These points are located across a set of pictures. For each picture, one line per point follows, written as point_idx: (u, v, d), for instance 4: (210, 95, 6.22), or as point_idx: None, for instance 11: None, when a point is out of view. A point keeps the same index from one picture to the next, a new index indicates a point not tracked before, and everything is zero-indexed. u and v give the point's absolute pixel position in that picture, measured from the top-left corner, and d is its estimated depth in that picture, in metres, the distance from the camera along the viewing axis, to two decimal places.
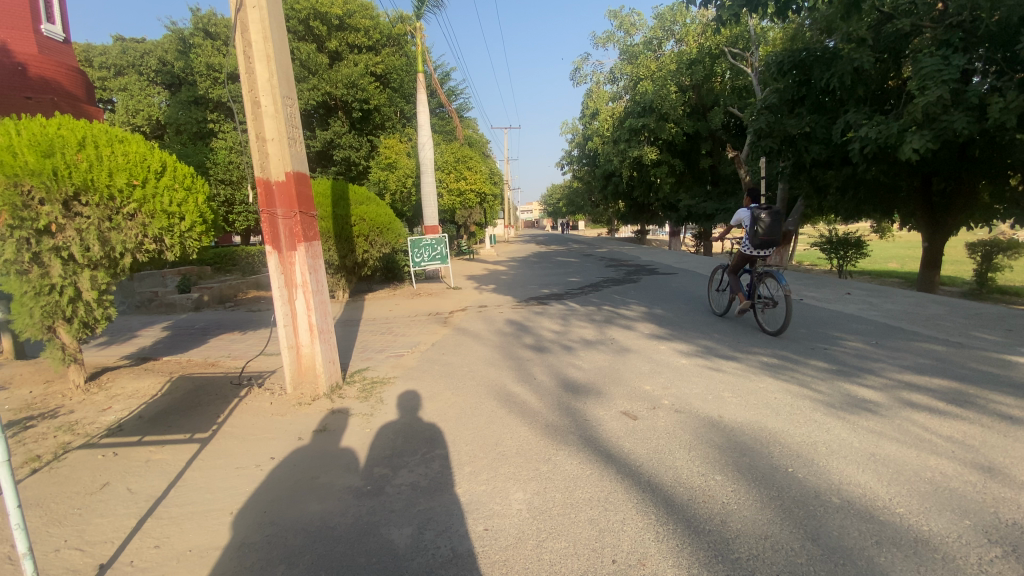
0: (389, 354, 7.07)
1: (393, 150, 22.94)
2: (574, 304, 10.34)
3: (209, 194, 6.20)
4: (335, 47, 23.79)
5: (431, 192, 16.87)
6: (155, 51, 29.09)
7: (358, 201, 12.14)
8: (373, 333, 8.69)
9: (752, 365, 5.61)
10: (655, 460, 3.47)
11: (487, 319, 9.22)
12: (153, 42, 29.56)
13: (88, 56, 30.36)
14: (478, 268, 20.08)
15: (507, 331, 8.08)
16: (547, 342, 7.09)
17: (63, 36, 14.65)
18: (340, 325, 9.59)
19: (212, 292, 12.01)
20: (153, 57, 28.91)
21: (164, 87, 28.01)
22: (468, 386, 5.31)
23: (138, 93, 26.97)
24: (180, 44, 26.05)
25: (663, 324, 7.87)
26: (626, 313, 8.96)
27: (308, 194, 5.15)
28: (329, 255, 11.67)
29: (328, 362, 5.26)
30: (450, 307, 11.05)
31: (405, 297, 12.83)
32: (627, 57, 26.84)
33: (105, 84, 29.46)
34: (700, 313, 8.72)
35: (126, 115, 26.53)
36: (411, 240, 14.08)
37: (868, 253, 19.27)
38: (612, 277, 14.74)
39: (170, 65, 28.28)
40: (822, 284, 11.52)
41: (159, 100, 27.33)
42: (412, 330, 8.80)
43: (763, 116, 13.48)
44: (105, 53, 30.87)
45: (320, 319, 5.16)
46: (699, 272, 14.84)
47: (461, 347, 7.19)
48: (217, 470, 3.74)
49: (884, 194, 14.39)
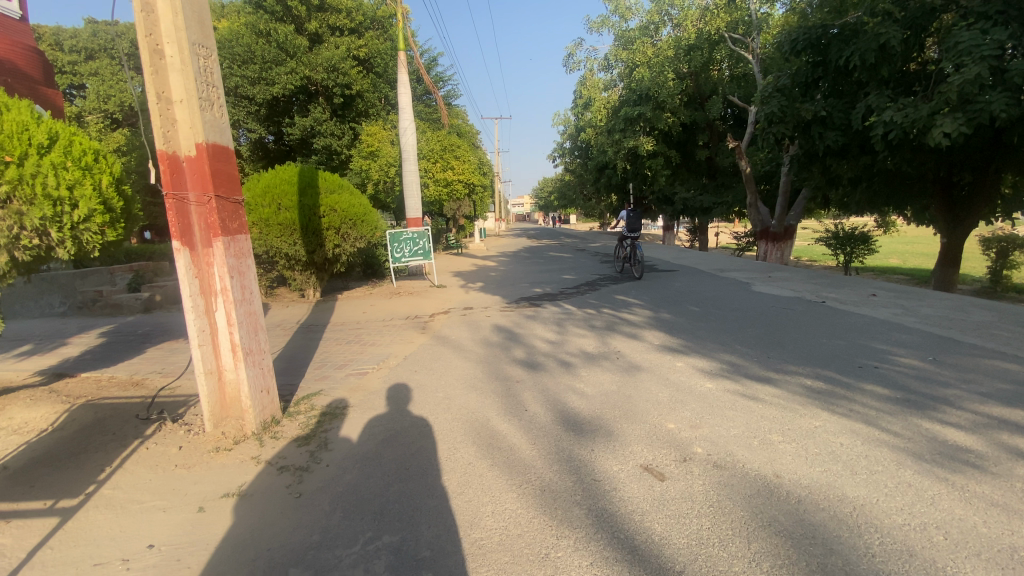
0: (349, 371, 5.90)
1: (376, 137, 21.66)
2: (570, 306, 9.22)
3: (118, 178, 4.99)
4: (315, 29, 22.37)
5: (414, 181, 15.63)
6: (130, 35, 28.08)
7: (329, 189, 10.91)
8: (337, 342, 7.48)
9: (793, 391, 4.53)
10: (703, 562, 2.38)
11: (471, 324, 8.08)
12: (127, 25, 27.85)
13: (56, 38, 28.13)
14: (466, 264, 18.84)
15: (494, 339, 6.97)
16: (541, 356, 5.95)
17: (20, 14, 13.44)
18: (301, 331, 8.37)
19: (164, 291, 10.71)
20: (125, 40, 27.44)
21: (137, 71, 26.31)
22: (440, 422, 4.18)
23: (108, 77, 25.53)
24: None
25: (674, 333, 6.77)
26: (629, 318, 7.87)
27: (230, 175, 4.04)
28: (294, 251, 10.59)
29: (260, 393, 4.14)
30: (431, 308, 9.87)
31: (382, 296, 11.65)
32: (622, 43, 25.51)
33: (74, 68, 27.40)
34: (714, 318, 7.63)
35: (96, 101, 24.74)
36: (391, 233, 12.85)
37: (876, 248, 18.37)
38: (608, 274, 13.65)
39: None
40: (840, 283, 10.49)
41: (131, 85, 25.61)
42: (384, 338, 7.63)
43: (774, 99, 12.37)
44: (75, 36, 28.76)
45: (247, 337, 4.05)
46: (702, 269, 13.80)
47: (438, 361, 6.06)
48: (61, 572, 2.58)
49: (904, 185, 13.42)
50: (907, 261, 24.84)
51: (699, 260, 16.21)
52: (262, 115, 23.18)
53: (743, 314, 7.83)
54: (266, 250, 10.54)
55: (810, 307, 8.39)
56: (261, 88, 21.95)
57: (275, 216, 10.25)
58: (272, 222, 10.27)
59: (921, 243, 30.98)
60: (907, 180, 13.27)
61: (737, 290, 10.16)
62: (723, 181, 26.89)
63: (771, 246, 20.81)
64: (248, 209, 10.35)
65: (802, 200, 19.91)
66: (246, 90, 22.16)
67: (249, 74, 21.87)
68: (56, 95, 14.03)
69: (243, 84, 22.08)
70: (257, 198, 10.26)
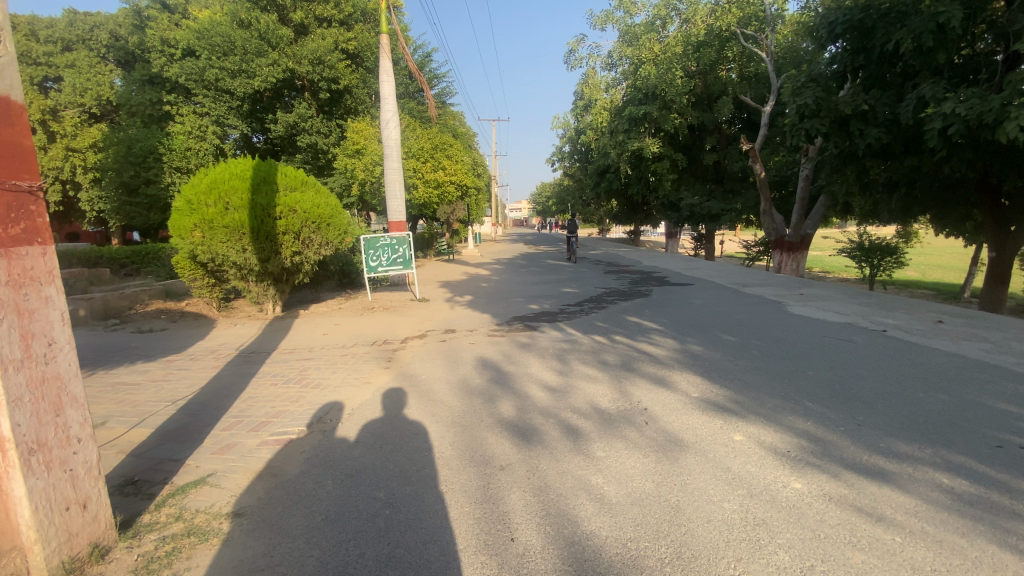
0: (267, 436, 4.22)
1: (363, 134, 20.02)
2: (572, 331, 7.59)
3: None
4: (300, 20, 20.72)
5: (397, 180, 13.90)
6: (110, 25, 27.40)
7: (289, 185, 9.29)
8: (273, 381, 5.78)
9: (931, 503, 2.89)
10: None
11: (450, 357, 6.38)
12: (109, 17, 27.18)
13: (32, 30, 27.31)
14: (456, 272, 17.26)
15: (475, 382, 5.30)
16: (535, 416, 4.24)
17: None
18: (236, 362, 6.68)
19: (90, 304, 9.20)
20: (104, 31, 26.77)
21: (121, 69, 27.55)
22: (364, 565, 2.49)
23: (88, 71, 26.50)
24: (136, 17, 26.78)
25: (715, 377, 5.12)
26: (649, 350, 6.25)
27: (14, 146, 2.44)
28: (243, 259, 8.89)
29: (60, 514, 2.45)
30: (405, 330, 8.20)
31: (352, 312, 9.98)
32: (627, 40, 23.95)
33: (51, 62, 26.64)
34: (761, 354, 6.00)
35: (72, 93, 26.05)
36: (365, 238, 11.14)
37: (905, 262, 16.77)
38: (615, 288, 12.04)
39: (124, 40, 27.68)
40: (890, 305, 8.93)
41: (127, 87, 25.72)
42: (337, 375, 5.93)
43: (809, 90, 10.78)
44: (54, 27, 27.72)
45: (32, 424, 2.36)
46: (720, 283, 12.21)
47: (392, 421, 4.39)
48: None
49: (950, 190, 11.87)
50: (928, 273, 23.36)
51: (713, 271, 14.63)
52: (245, 110, 21.37)
53: (793, 348, 6.19)
54: (210, 258, 8.88)
55: (871, 337, 6.77)
56: (241, 81, 20.15)
57: (221, 217, 8.64)
58: (217, 223, 8.64)
59: (934, 254, 29.59)
60: (952, 185, 11.75)
61: (772, 312, 8.53)
62: (731, 187, 25.29)
63: (786, 257, 19.33)
64: (191, 209, 8.76)
65: (821, 206, 18.33)
66: (226, 83, 20.23)
67: (228, 66, 19.89)
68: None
69: (223, 76, 20.10)
70: (201, 196, 8.70)
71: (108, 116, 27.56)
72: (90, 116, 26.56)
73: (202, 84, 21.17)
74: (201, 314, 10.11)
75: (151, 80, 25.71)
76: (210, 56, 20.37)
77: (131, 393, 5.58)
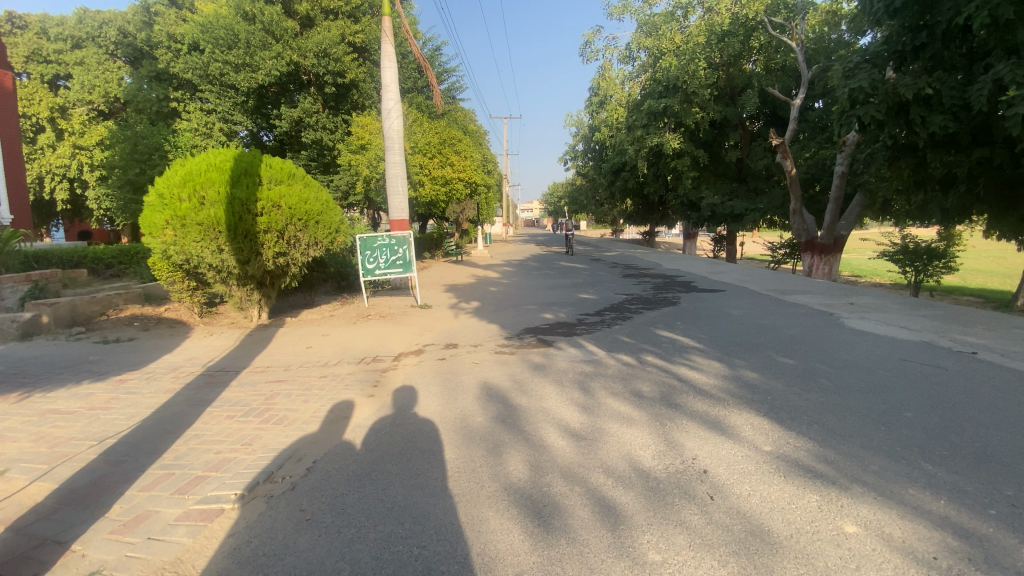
0: (195, 503, 3.15)
1: (367, 128, 18.97)
2: (593, 347, 6.48)
3: None
4: (305, 11, 19.76)
5: (399, 175, 12.83)
6: (116, 20, 26.60)
7: (275, 179, 8.27)
8: (230, 412, 4.72)
9: None
10: None
11: (447, 382, 5.28)
12: (117, 12, 26.59)
13: (43, 27, 26.75)
14: (464, 274, 16.21)
15: (476, 420, 4.18)
16: (555, 480, 3.13)
17: None
18: (197, 384, 5.62)
19: (56, 309, 8.25)
20: (112, 26, 25.88)
21: (128, 62, 26.72)
22: None
23: (96, 68, 25.96)
24: (144, 12, 25.44)
25: (786, 421, 3.96)
26: (690, 376, 5.11)
27: None
28: (220, 261, 7.85)
29: None
30: (400, 344, 7.11)
31: (346, 319, 8.95)
32: (647, 31, 22.68)
33: (61, 60, 26.17)
34: (834, 385, 4.83)
35: (82, 90, 25.72)
36: (362, 237, 10.13)
37: (953, 267, 15.37)
38: (637, 294, 10.91)
39: (132, 38, 25.90)
40: (965, 320, 7.69)
41: (136, 83, 24.99)
42: (309, 404, 4.85)
43: (861, 73, 9.55)
44: (64, 24, 27.08)
45: None
46: (755, 289, 10.99)
47: (364, 479, 3.30)
48: None
49: (1018, 186, 10.60)
50: (971, 279, 21.77)
51: (745, 276, 13.42)
52: (250, 106, 20.53)
53: (870, 378, 5.01)
54: (185, 259, 7.89)
55: (961, 362, 5.55)
56: (244, 75, 19.22)
57: (194, 212, 7.63)
58: (190, 219, 7.64)
59: (972, 258, 27.85)
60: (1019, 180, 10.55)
61: (827, 327, 7.32)
62: (755, 186, 23.92)
63: (818, 260, 18.00)
64: (163, 203, 7.80)
65: (858, 205, 16.96)
66: (230, 78, 19.40)
67: (232, 59, 19.06)
68: (4, 76, 15.17)
69: (227, 70, 19.25)
70: (174, 189, 7.72)
71: (117, 114, 27.09)
72: (99, 113, 26.45)
73: (208, 80, 20.24)
74: (180, 321, 9.11)
75: (159, 76, 24.55)
76: (214, 50, 19.36)
77: (57, 426, 4.55)
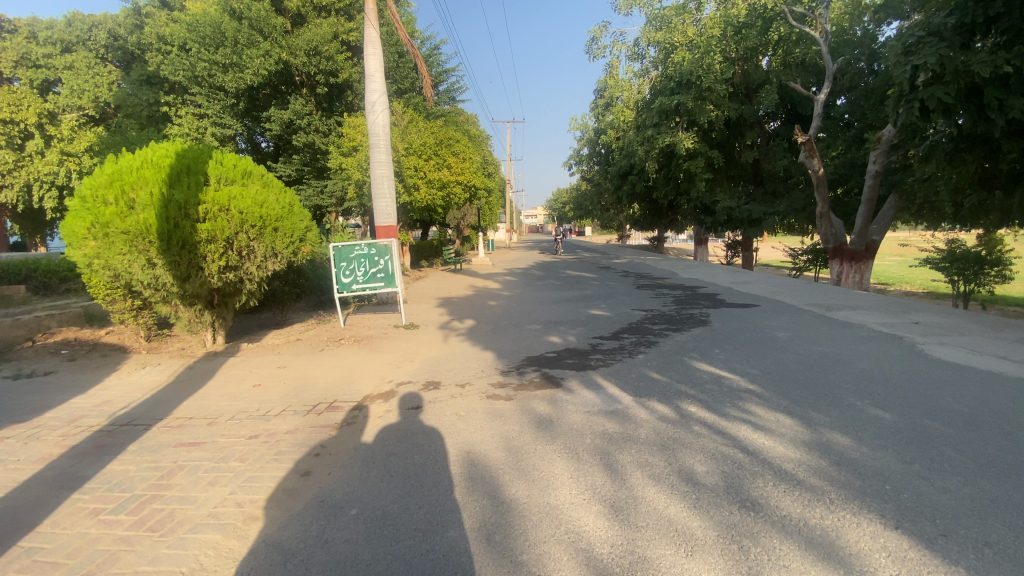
0: None
1: (359, 129, 17.64)
2: (612, 389, 4.98)
3: None
4: (295, 7, 18.37)
5: (383, 176, 11.42)
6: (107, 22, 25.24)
7: (224, 177, 6.88)
8: (99, 505, 3.26)
9: None
10: None
11: (414, 450, 3.79)
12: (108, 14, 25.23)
13: (33, 32, 25.38)
14: (462, 286, 14.71)
15: (446, 532, 2.71)
16: None
17: None
18: (86, 448, 4.18)
19: None
20: (101, 29, 24.60)
21: (120, 65, 25.37)
22: None
23: (86, 71, 24.20)
24: (138, 15, 24.18)
25: (942, 545, 2.47)
26: (759, 445, 3.59)
27: None
28: (154, 277, 6.44)
29: None
30: (368, 383, 5.62)
31: (314, 345, 7.50)
32: (658, 25, 21.30)
33: (50, 63, 24.70)
34: (972, 462, 3.32)
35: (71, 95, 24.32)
36: (336, 246, 8.75)
37: (1006, 276, 13.77)
38: (658, 310, 9.39)
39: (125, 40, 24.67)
40: None
41: (125, 87, 23.65)
42: (214, 487, 3.40)
43: (926, 47, 8.02)
44: (54, 28, 25.77)
45: None
46: (794, 305, 9.47)
47: None
48: None
49: None
50: (1012, 289, 20.08)
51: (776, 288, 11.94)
52: (240, 109, 19.31)
53: (1018, 449, 3.49)
54: (113, 275, 6.52)
55: None
56: (232, 75, 17.89)
57: (120, 219, 6.24)
58: (114, 228, 6.24)
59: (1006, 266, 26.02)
60: None
61: (906, 357, 5.81)
62: (773, 188, 22.44)
63: (848, 268, 16.38)
64: (86, 208, 6.43)
65: (893, 207, 15.46)
66: (217, 79, 18.10)
67: (219, 58, 17.76)
68: None
69: (214, 70, 17.97)
70: (99, 191, 6.35)
71: (109, 119, 25.74)
72: (88, 118, 25.13)
73: (196, 81, 19.01)
74: (119, 348, 7.66)
75: (150, 79, 23.23)
76: (201, 49, 18.11)
77: None
